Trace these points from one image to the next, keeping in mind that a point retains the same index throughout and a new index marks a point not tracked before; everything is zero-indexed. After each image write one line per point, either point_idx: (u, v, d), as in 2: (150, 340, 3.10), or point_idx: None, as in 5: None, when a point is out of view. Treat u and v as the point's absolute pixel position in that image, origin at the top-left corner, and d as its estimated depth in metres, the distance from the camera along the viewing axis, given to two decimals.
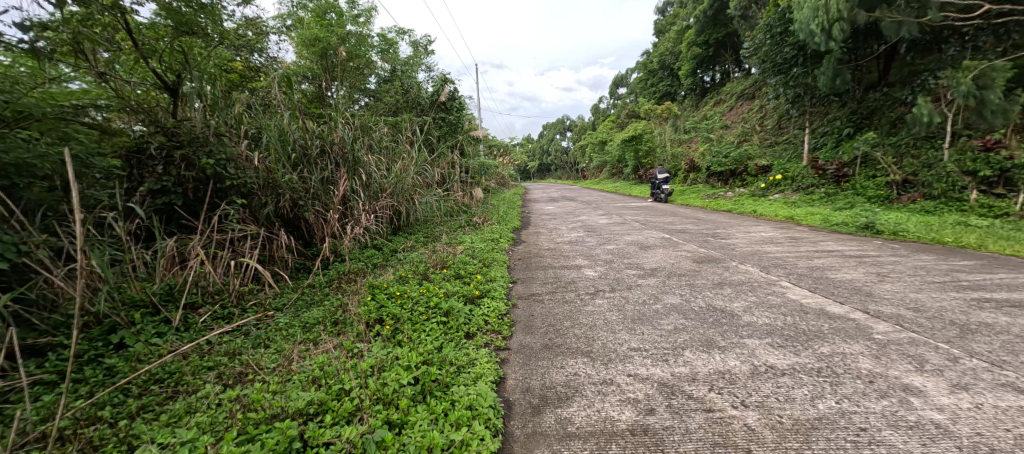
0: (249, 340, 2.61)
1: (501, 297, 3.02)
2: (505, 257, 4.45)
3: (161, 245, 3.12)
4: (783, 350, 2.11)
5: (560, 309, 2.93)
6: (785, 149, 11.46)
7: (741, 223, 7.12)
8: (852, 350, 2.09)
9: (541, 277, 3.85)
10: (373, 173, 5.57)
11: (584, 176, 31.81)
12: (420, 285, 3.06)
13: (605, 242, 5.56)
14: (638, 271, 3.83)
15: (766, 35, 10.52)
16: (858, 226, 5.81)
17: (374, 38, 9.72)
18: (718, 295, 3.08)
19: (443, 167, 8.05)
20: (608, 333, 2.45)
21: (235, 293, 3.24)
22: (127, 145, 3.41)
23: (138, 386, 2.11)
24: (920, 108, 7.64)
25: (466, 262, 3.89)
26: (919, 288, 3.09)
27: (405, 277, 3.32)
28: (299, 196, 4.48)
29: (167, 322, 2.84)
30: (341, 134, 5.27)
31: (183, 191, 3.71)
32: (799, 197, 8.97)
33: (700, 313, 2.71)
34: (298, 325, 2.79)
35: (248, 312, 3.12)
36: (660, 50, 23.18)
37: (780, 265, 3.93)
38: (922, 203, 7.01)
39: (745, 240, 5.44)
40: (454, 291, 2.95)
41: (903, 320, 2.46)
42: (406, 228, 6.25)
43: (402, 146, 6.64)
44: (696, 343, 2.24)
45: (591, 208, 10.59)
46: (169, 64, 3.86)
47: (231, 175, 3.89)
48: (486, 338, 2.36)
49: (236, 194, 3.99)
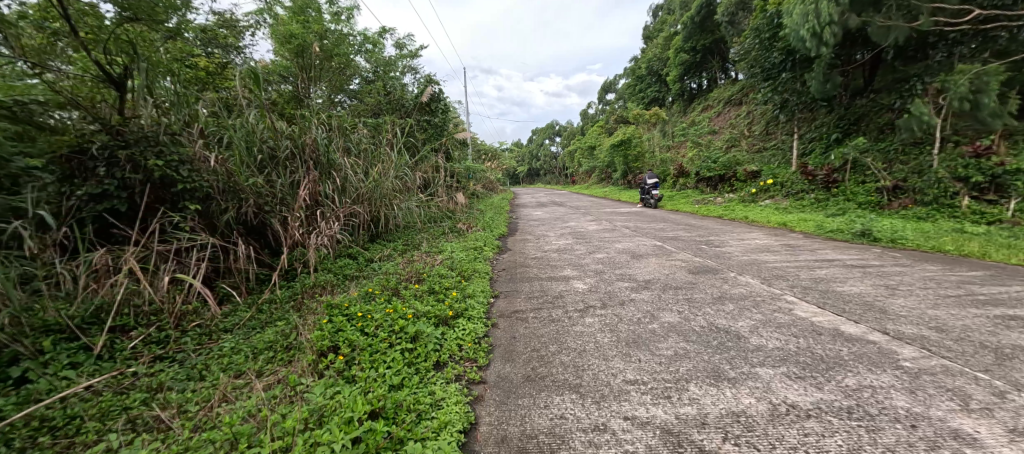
0: (182, 374, 2.25)
1: (479, 318, 2.66)
2: (488, 267, 4.13)
3: (88, 257, 2.71)
4: (802, 383, 1.83)
5: (545, 330, 2.62)
6: (773, 155, 11.38)
7: (734, 230, 6.90)
8: (881, 382, 1.81)
9: (525, 290, 3.54)
10: (349, 176, 5.33)
11: (573, 181, 31.65)
12: (387, 304, 2.65)
13: (594, 250, 5.26)
14: (631, 284, 3.54)
15: (755, 40, 10.38)
16: (853, 233, 5.63)
17: (355, 38, 9.35)
18: (719, 312, 2.78)
19: (426, 171, 7.71)
20: (600, 361, 2.13)
21: (177, 313, 2.84)
22: (71, 144, 3.04)
23: (27, 435, 1.73)
24: (915, 111, 7.58)
25: (443, 274, 3.55)
26: (933, 303, 2.84)
27: (370, 295, 2.92)
28: (265, 201, 4.20)
29: (87, 349, 2.43)
30: (314, 136, 5.05)
31: (127, 195, 3.30)
32: (789, 203, 8.82)
33: (702, 335, 2.41)
34: (244, 352, 2.46)
35: (189, 334, 2.73)
36: (648, 56, 23.23)
37: (782, 276, 3.67)
38: (914, 209, 6.89)
39: (741, 248, 5.21)
40: (425, 312, 2.54)
41: (928, 342, 2.20)
42: (385, 235, 5.92)
43: (382, 150, 6.28)
44: (702, 373, 1.94)
45: (580, 214, 10.31)
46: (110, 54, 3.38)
47: (184, 178, 3.55)
48: (458, 370, 2.02)
49: (189, 197, 3.63)
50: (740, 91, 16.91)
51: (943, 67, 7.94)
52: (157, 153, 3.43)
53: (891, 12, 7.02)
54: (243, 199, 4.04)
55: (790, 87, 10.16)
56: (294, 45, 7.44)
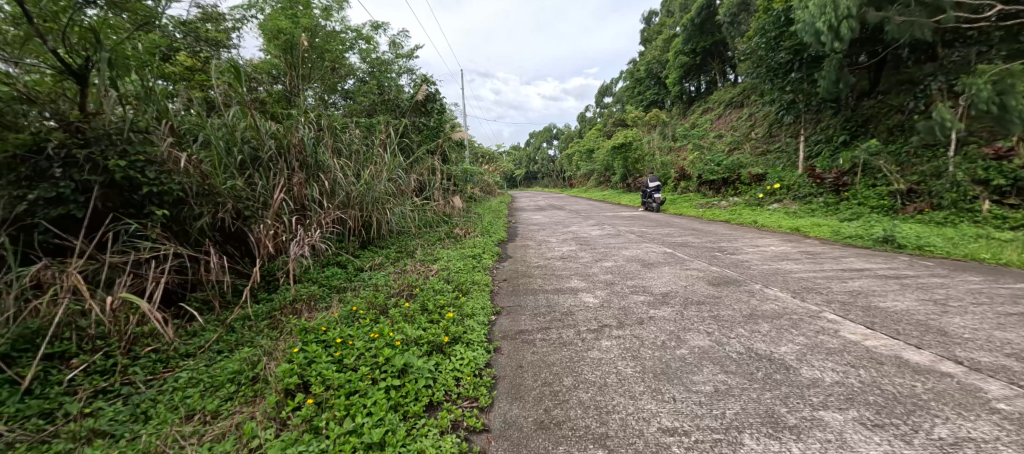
0: (120, 418, 1.90)
1: (479, 343, 2.28)
2: (487, 279, 3.76)
3: (23, 271, 2.33)
4: (880, 434, 1.49)
5: (556, 356, 2.26)
6: (778, 158, 11.09)
7: (745, 236, 6.56)
8: (982, 434, 1.47)
9: (531, 305, 3.18)
10: (339, 179, 5.01)
11: (570, 185, 31.40)
12: (372, 327, 2.28)
13: (601, 258, 4.90)
14: (647, 299, 3.18)
15: (760, 39, 10.06)
16: (875, 239, 5.29)
17: (348, 35, 8.99)
18: (754, 334, 2.43)
19: (421, 173, 7.35)
20: (627, 400, 1.78)
21: (128, 336, 2.48)
22: (25, 144, 2.64)
23: None
24: (936, 115, 7.24)
25: (438, 287, 3.19)
26: (997, 323, 2.49)
27: (354, 315, 2.55)
28: (245, 206, 3.89)
29: (13, 383, 2.09)
30: (301, 135, 4.74)
31: (86, 199, 2.92)
32: (798, 207, 8.52)
33: (742, 363, 2.06)
34: (203, 386, 2.11)
35: (142, 361, 2.39)
36: (647, 58, 22.98)
37: (813, 289, 3.33)
38: (932, 213, 6.58)
39: (758, 255, 4.86)
40: (416, 337, 2.17)
41: (1014, 374, 1.86)
42: (376, 242, 5.56)
43: (375, 152, 5.91)
44: (755, 419, 1.61)
45: (582, 218, 9.96)
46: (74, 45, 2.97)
47: (151, 179, 3.17)
48: (456, 416, 1.66)
49: (157, 201, 3.26)
50: (741, 93, 16.66)
51: (961, 67, 7.63)
52: (119, 152, 3.04)
53: (910, 9, 6.73)
54: (220, 203, 3.72)
55: (797, 88, 9.86)
56: (282, 41, 7.08)
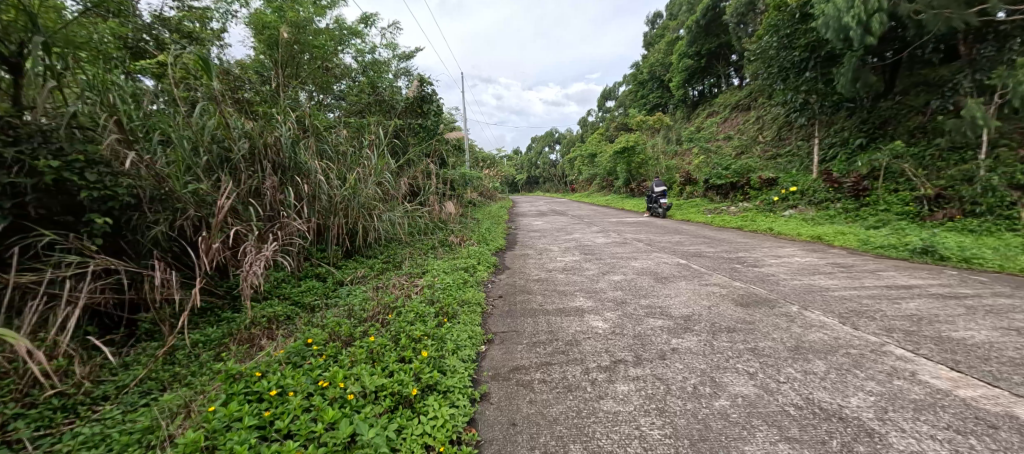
0: None
1: (460, 391, 1.80)
2: (480, 297, 3.27)
3: None
4: None
5: (560, 406, 1.78)
6: (790, 161, 10.59)
7: (763, 245, 6.05)
8: None
9: (530, 331, 2.68)
10: (323, 184, 4.52)
11: (572, 190, 30.94)
12: (320, 374, 1.81)
13: (608, 271, 4.41)
14: (667, 325, 2.68)
15: (772, 38, 9.56)
16: (912, 250, 4.78)
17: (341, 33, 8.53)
18: (809, 376, 1.94)
19: (414, 177, 6.88)
20: None
21: (31, 374, 2.01)
22: None
23: None
24: (967, 114, 6.66)
25: (421, 312, 2.71)
26: None
27: (305, 350, 2.08)
28: (208, 212, 3.41)
29: None
30: (278, 135, 4.25)
31: (14, 206, 2.44)
32: (815, 213, 7.97)
33: (807, 426, 1.57)
34: (101, 448, 1.63)
35: (40, 409, 1.90)
36: (651, 61, 22.58)
37: (863, 312, 2.82)
38: (965, 220, 6.03)
39: (784, 269, 4.35)
40: (374, 388, 1.70)
41: None
42: (364, 252, 5.08)
43: (363, 153, 5.41)
44: None
45: (584, 224, 9.44)
46: (2, 27, 2.51)
47: (93, 183, 2.68)
48: None
49: (103, 208, 2.77)
50: (748, 96, 16.21)
51: (993, 64, 7.14)
52: (55, 151, 2.58)
53: None
54: (180, 209, 3.26)
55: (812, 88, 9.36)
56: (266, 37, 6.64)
